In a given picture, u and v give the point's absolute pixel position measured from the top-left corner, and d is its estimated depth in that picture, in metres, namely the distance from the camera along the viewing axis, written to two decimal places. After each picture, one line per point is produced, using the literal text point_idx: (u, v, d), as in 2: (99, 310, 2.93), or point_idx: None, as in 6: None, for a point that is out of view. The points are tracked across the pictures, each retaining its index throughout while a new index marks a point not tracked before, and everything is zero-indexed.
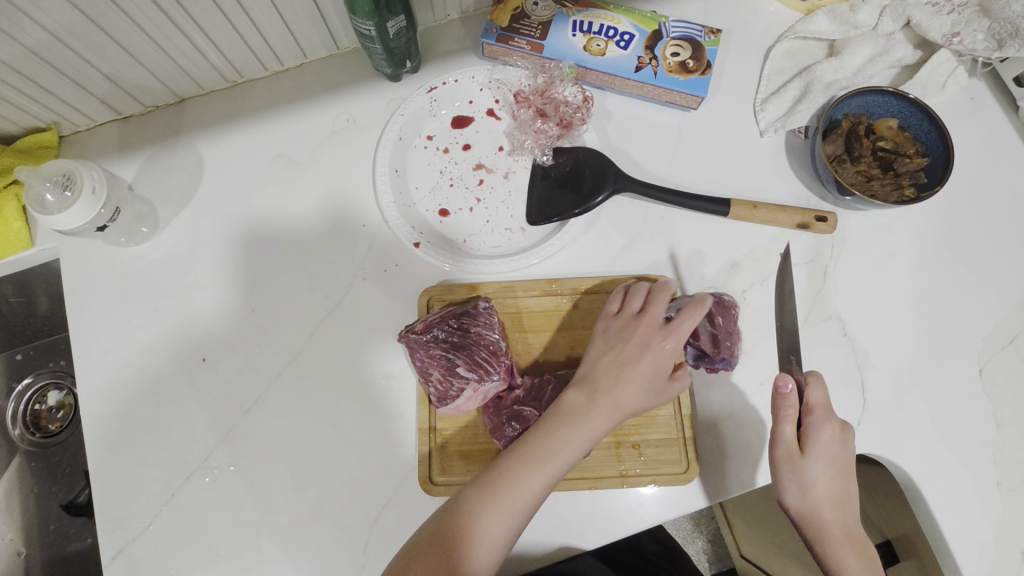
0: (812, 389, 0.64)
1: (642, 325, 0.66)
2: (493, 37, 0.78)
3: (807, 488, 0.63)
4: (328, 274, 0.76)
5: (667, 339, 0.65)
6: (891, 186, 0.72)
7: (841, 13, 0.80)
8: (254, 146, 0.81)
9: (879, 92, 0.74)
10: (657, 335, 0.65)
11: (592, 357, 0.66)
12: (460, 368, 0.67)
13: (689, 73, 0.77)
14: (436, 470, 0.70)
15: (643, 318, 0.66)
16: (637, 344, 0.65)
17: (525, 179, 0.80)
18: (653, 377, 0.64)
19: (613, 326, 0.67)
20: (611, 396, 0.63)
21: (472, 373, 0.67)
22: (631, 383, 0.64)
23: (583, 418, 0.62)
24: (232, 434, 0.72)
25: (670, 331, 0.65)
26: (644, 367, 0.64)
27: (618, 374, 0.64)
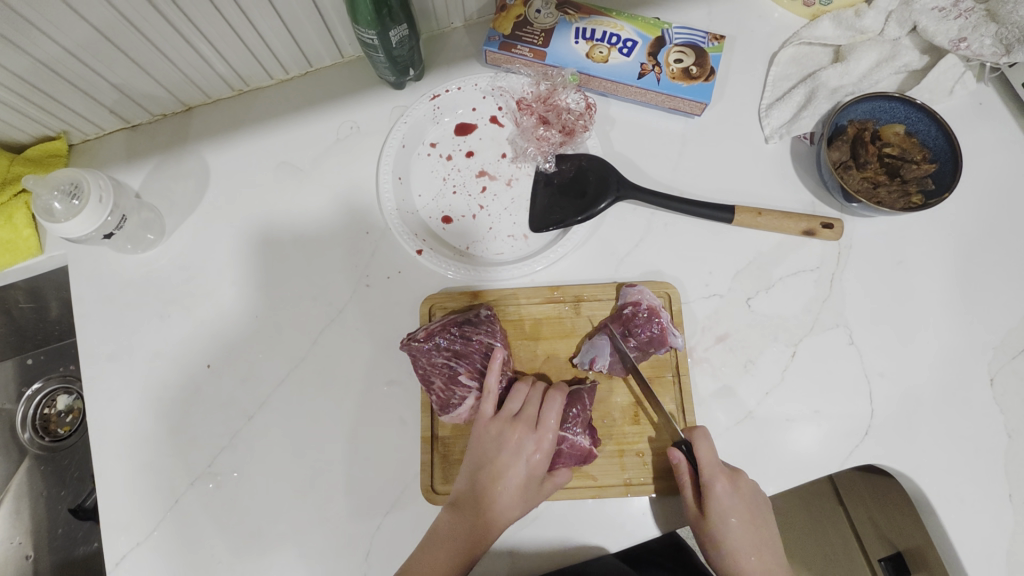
0: (699, 448, 0.64)
1: (516, 429, 0.65)
2: (496, 45, 0.78)
3: (720, 546, 0.65)
4: (332, 282, 0.77)
5: (541, 440, 0.65)
6: (898, 192, 0.72)
7: (846, 18, 0.80)
8: (259, 154, 0.82)
9: (886, 98, 0.73)
10: (531, 440, 0.65)
11: (470, 471, 0.66)
12: (462, 376, 0.68)
13: (692, 80, 0.77)
14: (439, 478, 0.70)
15: (516, 421, 0.66)
16: (510, 452, 0.65)
17: (528, 186, 0.79)
18: (530, 484, 0.64)
19: (490, 429, 0.66)
20: (489, 518, 0.63)
21: (474, 382, 0.69)
22: (508, 483, 0.64)
23: (470, 525, 0.62)
24: (235, 441, 0.72)
25: (542, 426, 0.65)
26: (519, 478, 0.64)
27: (496, 479, 0.64)
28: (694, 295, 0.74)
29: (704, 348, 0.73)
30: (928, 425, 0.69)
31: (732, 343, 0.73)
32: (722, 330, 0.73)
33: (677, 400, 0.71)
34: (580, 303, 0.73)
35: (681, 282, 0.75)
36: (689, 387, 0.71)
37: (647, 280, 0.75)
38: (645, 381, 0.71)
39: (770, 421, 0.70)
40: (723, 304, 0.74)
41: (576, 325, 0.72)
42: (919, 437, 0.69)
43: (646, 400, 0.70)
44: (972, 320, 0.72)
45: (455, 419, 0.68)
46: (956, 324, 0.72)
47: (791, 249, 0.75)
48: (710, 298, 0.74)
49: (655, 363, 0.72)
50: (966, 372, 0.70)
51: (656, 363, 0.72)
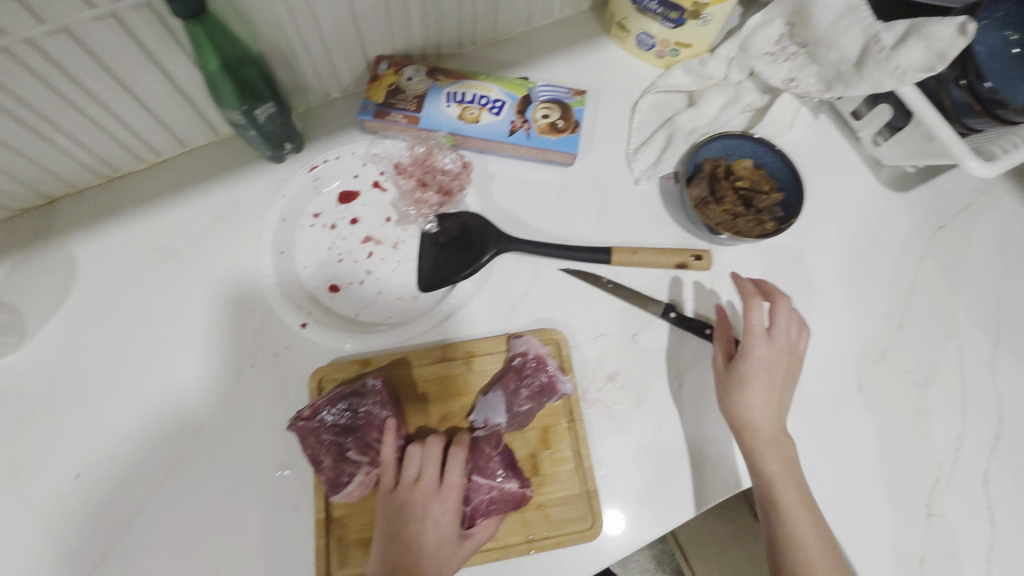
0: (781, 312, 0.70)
1: (420, 494, 0.64)
2: (370, 113, 0.81)
3: (751, 406, 0.67)
4: (219, 365, 0.74)
5: (447, 500, 0.65)
6: (754, 221, 0.77)
7: (693, 67, 0.88)
8: (135, 241, 0.79)
9: (733, 136, 0.80)
10: (435, 504, 0.65)
11: (381, 548, 0.62)
12: (351, 452, 0.67)
13: (559, 133, 0.81)
14: (335, 562, 0.66)
15: (421, 484, 0.65)
16: (418, 521, 0.63)
17: (414, 247, 0.81)
18: (443, 549, 0.63)
19: (394, 503, 0.64)
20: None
21: (364, 456, 0.67)
22: (424, 550, 0.62)
23: None
24: (114, 552, 0.67)
25: (445, 489, 0.65)
26: (431, 545, 0.63)
27: (411, 554, 0.61)
28: (582, 337, 0.77)
29: (596, 388, 0.75)
30: (808, 437, 0.73)
31: (622, 381, 0.76)
32: (612, 369, 0.76)
33: (574, 446, 0.71)
34: (471, 359, 0.73)
35: (569, 326, 0.77)
36: (584, 433, 0.72)
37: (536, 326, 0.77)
38: (541, 432, 0.71)
39: (664, 453, 0.73)
40: (611, 343, 0.77)
41: (467, 382, 0.72)
42: (801, 449, 0.73)
43: (543, 451, 0.71)
44: (837, 332, 0.78)
45: (346, 499, 0.65)
46: (822, 337, 0.78)
47: (668, 283, 0.80)
48: (598, 338, 0.77)
49: (549, 412, 0.72)
50: (835, 382, 0.76)
51: (550, 412, 0.72)
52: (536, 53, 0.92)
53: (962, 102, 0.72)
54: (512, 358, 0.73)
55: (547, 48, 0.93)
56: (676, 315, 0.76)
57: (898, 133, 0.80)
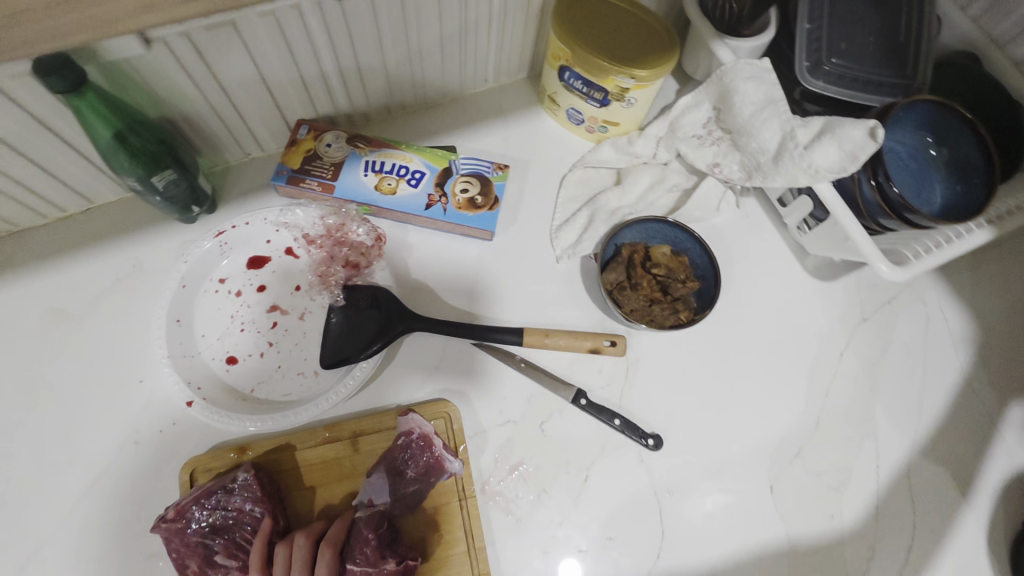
0: None
1: None
2: (284, 178, 0.80)
3: None
4: (97, 439, 0.70)
5: None
6: (669, 310, 0.75)
7: (622, 145, 0.87)
8: (30, 299, 0.76)
9: (654, 220, 0.78)
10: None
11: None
12: (219, 555, 0.63)
13: (477, 209, 0.80)
14: None
15: None
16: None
17: (321, 319, 0.78)
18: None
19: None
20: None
21: (233, 560, 0.63)
22: None
23: None
24: None
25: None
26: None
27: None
28: (487, 423, 0.73)
29: (497, 480, 0.71)
30: (716, 541, 0.70)
31: (526, 472, 0.71)
32: (516, 459, 0.72)
33: (466, 528, 0.67)
34: (359, 440, 0.70)
35: (475, 411, 0.74)
36: (476, 512, 0.68)
37: (435, 410, 0.72)
38: (432, 513, 0.67)
39: (564, 553, 0.69)
40: (517, 430, 0.73)
41: (354, 463, 0.69)
42: (705, 555, 0.69)
43: (433, 534, 0.67)
44: (753, 426, 0.75)
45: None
46: (737, 432, 0.75)
47: (582, 368, 0.77)
48: (503, 425, 0.73)
49: (441, 492, 0.68)
50: (748, 481, 0.73)
51: (441, 493, 0.68)
52: (468, 120, 0.92)
53: (872, 200, 0.70)
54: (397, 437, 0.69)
55: (480, 117, 0.92)
56: (587, 403, 0.73)
57: (823, 225, 0.77)
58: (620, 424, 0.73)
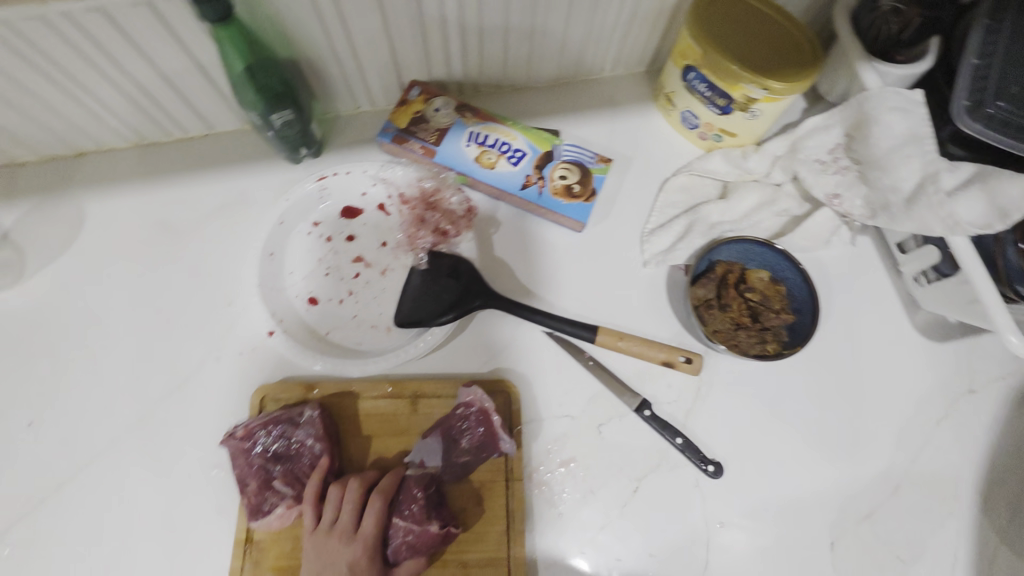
0: None
1: (334, 539, 0.62)
2: (389, 136, 0.80)
3: None
4: (183, 350, 0.74)
5: (362, 547, 0.62)
6: (756, 338, 0.71)
7: (734, 157, 0.83)
8: (141, 209, 0.81)
9: (755, 242, 0.74)
10: (352, 549, 0.62)
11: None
12: (277, 481, 0.65)
13: (573, 198, 0.78)
14: None
15: (338, 526, 0.63)
16: (333, 564, 0.61)
17: (402, 278, 0.79)
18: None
19: (312, 542, 0.63)
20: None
21: (289, 488, 0.65)
22: None
23: None
24: (40, 507, 0.68)
25: (360, 535, 0.62)
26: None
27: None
28: (545, 413, 0.73)
29: (546, 471, 0.70)
30: None
31: (576, 469, 0.71)
32: (567, 454, 0.71)
33: (508, 507, 0.67)
34: (417, 401, 0.71)
35: (534, 399, 0.73)
36: (522, 494, 0.68)
37: (498, 384, 0.73)
38: (477, 486, 0.68)
39: (599, 558, 0.68)
40: (573, 427, 0.72)
41: (411, 422, 0.70)
42: None
43: (475, 507, 0.67)
44: (825, 476, 0.71)
45: (266, 526, 0.64)
46: (804, 479, 0.71)
47: (651, 378, 0.74)
48: (561, 419, 0.73)
49: (489, 467, 0.69)
50: (805, 532, 0.69)
51: (489, 468, 0.69)
52: (577, 106, 0.89)
53: (1016, 265, 0.64)
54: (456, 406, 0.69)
55: (589, 104, 0.90)
56: (650, 415, 0.71)
57: (946, 281, 0.71)
58: (681, 443, 0.70)
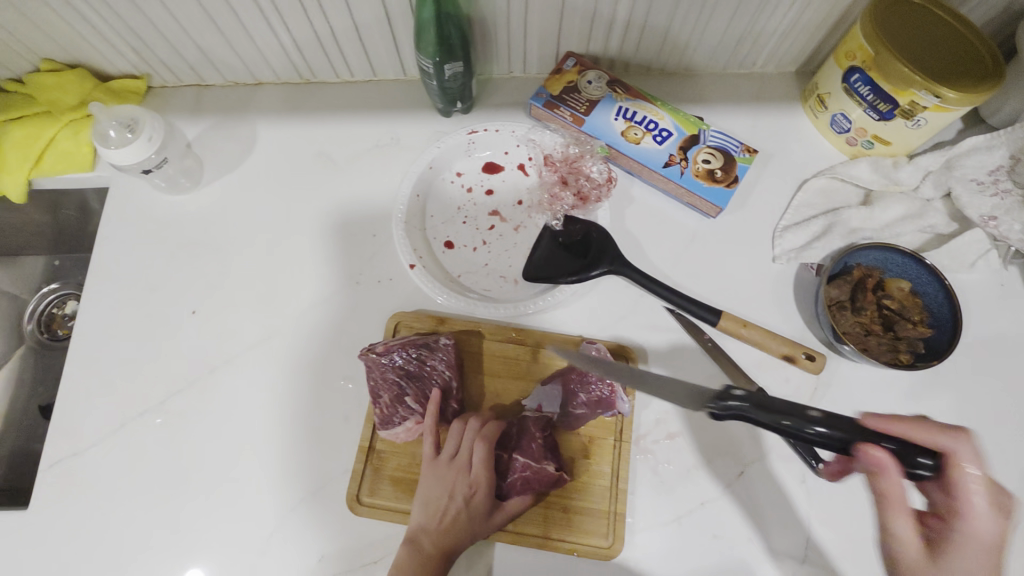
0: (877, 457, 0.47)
1: (451, 471, 0.67)
2: (541, 101, 0.83)
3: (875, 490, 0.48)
4: (329, 270, 0.81)
5: (476, 481, 0.66)
6: (887, 346, 0.71)
7: (884, 166, 0.81)
8: (304, 139, 0.88)
9: (898, 251, 0.73)
10: (467, 483, 0.66)
11: (418, 505, 0.66)
12: (408, 398, 0.71)
13: (714, 182, 0.78)
14: (366, 490, 0.70)
15: (456, 460, 0.68)
16: (450, 492, 0.66)
17: (534, 236, 0.82)
18: (473, 526, 0.65)
19: (431, 470, 0.68)
20: (439, 551, 0.63)
21: (419, 406, 0.71)
22: (452, 518, 0.65)
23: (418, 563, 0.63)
24: (193, 387, 0.76)
25: (474, 473, 0.66)
26: (462, 517, 0.65)
27: (440, 520, 0.65)
28: None
29: (653, 439, 0.72)
30: None
31: (682, 443, 0.72)
32: (675, 427, 0.72)
33: (613, 465, 0.70)
34: (539, 352, 0.74)
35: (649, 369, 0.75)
36: (627, 456, 0.70)
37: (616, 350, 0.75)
38: (585, 439, 0.71)
39: (695, 532, 0.69)
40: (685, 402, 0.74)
41: (531, 369, 0.74)
42: None
43: (582, 458, 0.70)
44: (938, 498, 0.69)
45: (394, 437, 0.70)
46: (915, 496, 0.70)
47: (768, 370, 0.75)
48: None
49: (599, 424, 0.71)
50: None
51: (599, 425, 0.71)
52: (722, 97, 0.90)
53: None
54: (576, 361, 0.73)
55: (735, 97, 0.90)
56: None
57: None
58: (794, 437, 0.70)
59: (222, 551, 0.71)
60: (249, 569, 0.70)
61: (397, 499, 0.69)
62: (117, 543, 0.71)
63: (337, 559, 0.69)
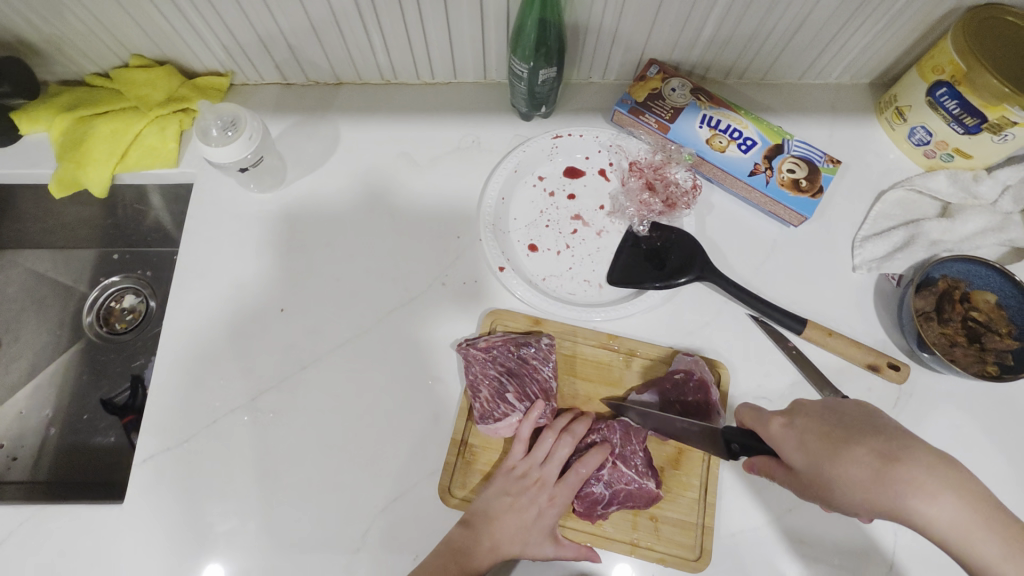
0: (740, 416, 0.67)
1: (539, 477, 0.71)
2: (627, 107, 0.83)
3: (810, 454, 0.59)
4: (414, 270, 0.82)
5: (560, 489, 0.70)
6: (973, 357, 0.72)
7: (963, 179, 0.82)
8: (386, 139, 0.89)
9: (984, 264, 0.74)
10: (547, 492, 0.70)
11: (489, 496, 0.70)
12: (509, 395, 0.72)
13: (799, 191, 0.80)
14: (457, 482, 0.73)
15: (546, 467, 0.71)
16: (527, 498, 0.69)
17: (616, 241, 0.83)
18: (534, 532, 0.68)
19: (513, 469, 0.71)
20: (495, 544, 0.67)
21: (520, 403, 0.72)
22: (528, 517, 0.69)
23: (483, 544, 0.67)
24: (282, 384, 0.77)
25: (560, 486, 0.70)
26: (531, 521, 0.68)
27: (507, 515, 0.69)
28: (742, 392, 0.76)
29: None
30: None
31: None
32: None
33: (702, 478, 0.72)
34: (631, 358, 0.77)
35: (734, 375, 0.76)
36: (717, 471, 0.72)
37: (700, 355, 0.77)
38: (675, 450, 0.73)
39: (781, 536, 0.70)
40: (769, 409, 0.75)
41: (621, 377, 0.76)
42: None
43: (670, 468, 0.73)
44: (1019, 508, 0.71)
45: (490, 432, 0.72)
46: None
47: (850, 379, 0.76)
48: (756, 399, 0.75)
49: None
50: None
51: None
52: (798, 106, 0.91)
53: None
54: (673, 370, 0.74)
55: (810, 106, 0.91)
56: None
57: None
58: None
59: (318, 552, 0.70)
60: (344, 571, 0.69)
61: None
62: (211, 544, 0.70)
63: None
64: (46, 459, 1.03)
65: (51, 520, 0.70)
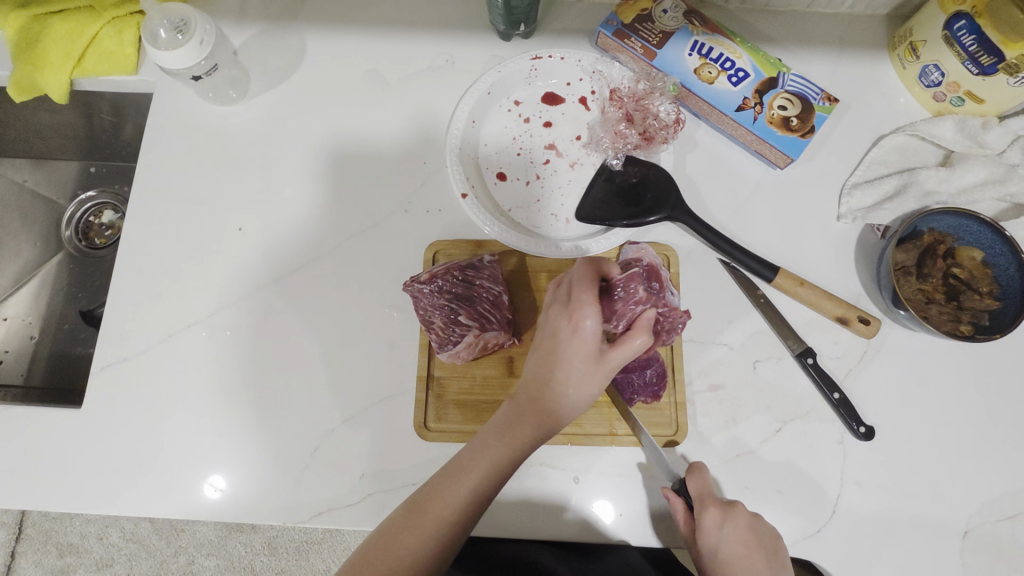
0: (693, 482, 0.65)
1: (551, 314, 0.64)
2: (611, 29, 0.77)
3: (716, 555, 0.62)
4: (378, 196, 0.79)
5: (573, 318, 0.62)
6: (949, 316, 0.69)
7: (970, 127, 0.75)
8: (355, 55, 0.83)
9: (976, 219, 0.68)
10: (563, 319, 0.62)
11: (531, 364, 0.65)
12: (462, 318, 0.71)
13: (788, 131, 0.74)
14: (432, 416, 0.72)
15: (555, 307, 0.64)
16: (552, 338, 0.63)
17: (589, 175, 0.79)
18: (566, 371, 0.61)
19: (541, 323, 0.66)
20: (527, 411, 0.62)
21: (474, 321, 0.71)
22: (548, 369, 0.62)
23: (506, 424, 0.63)
24: (240, 303, 0.76)
25: (570, 310, 0.62)
26: (560, 359, 0.62)
27: (538, 374, 0.63)
28: (704, 337, 0.74)
29: (694, 390, 0.72)
30: (880, 546, 0.68)
31: (723, 396, 0.72)
32: (718, 379, 0.72)
33: (668, 357, 0.73)
34: None
35: (697, 321, 0.74)
36: (680, 348, 0.73)
37: (655, 247, 0.76)
38: None
39: (729, 478, 0.70)
40: (729, 356, 0.73)
41: None
42: (866, 552, 0.68)
43: None
44: (975, 468, 0.70)
45: (453, 357, 0.71)
46: (952, 466, 0.70)
47: (817, 331, 0.74)
48: (718, 345, 0.73)
49: None
50: (941, 515, 0.69)
51: None
52: (804, 38, 0.83)
53: None
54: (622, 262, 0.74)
55: (817, 38, 0.83)
56: (812, 363, 0.71)
57: None
58: (838, 399, 0.71)
59: (269, 466, 0.71)
60: (293, 484, 0.71)
61: (461, 422, 0.72)
62: (168, 452, 0.72)
63: (378, 479, 0.71)
64: (37, 366, 1.05)
65: (15, 420, 0.73)
